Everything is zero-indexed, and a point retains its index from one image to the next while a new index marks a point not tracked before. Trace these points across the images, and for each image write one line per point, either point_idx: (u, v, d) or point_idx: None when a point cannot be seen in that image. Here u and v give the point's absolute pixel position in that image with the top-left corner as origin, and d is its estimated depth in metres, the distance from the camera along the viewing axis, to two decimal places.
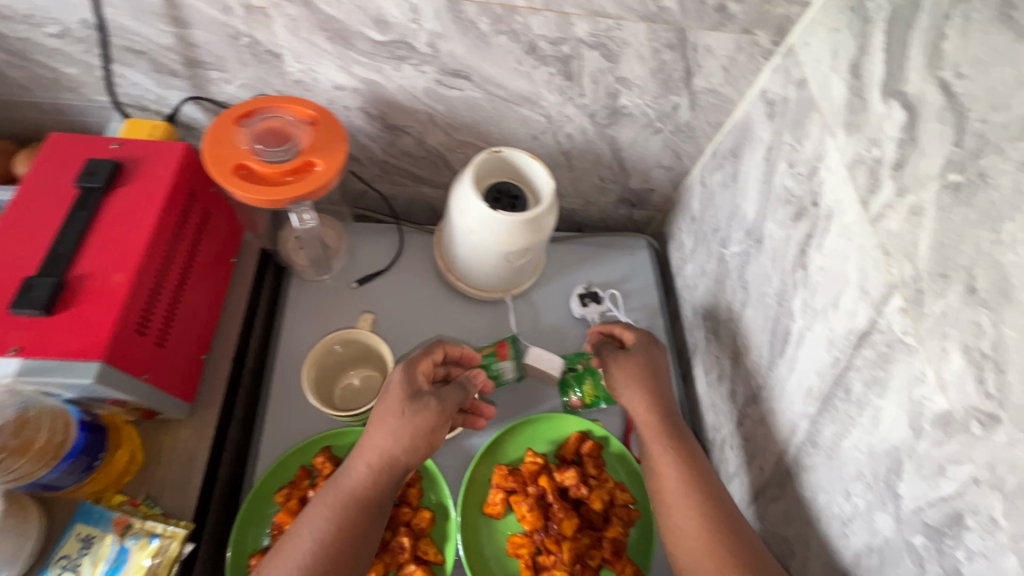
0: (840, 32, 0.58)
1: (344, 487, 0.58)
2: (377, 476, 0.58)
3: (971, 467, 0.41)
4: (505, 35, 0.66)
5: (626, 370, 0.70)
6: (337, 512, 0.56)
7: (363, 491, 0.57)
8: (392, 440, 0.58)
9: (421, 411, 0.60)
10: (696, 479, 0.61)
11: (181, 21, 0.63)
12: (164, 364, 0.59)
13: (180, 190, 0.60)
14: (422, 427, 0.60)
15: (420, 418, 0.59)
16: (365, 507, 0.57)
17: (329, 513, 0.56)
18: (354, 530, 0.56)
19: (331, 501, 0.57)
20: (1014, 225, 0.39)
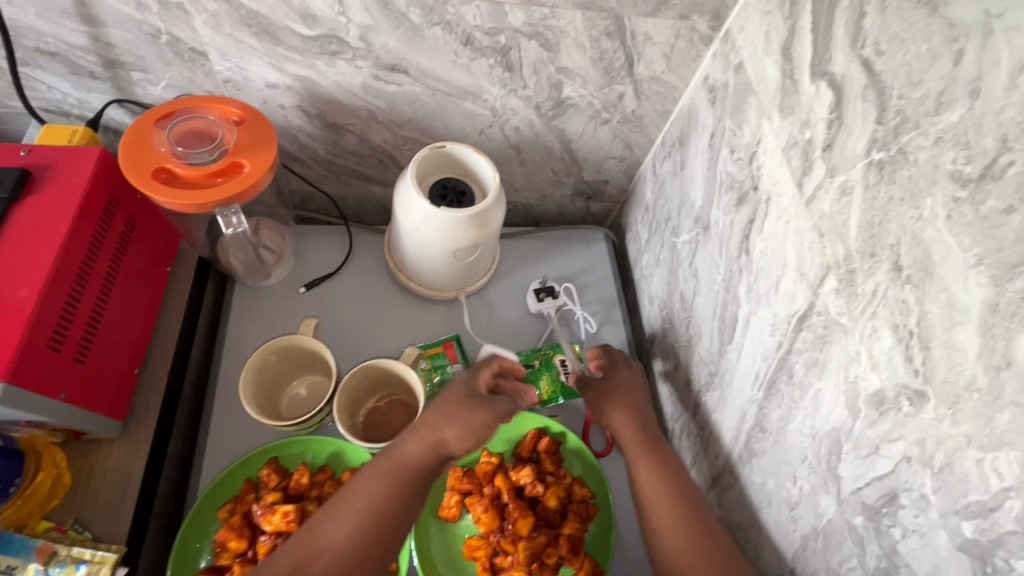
0: (772, 14, 0.57)
1: (400, 459, 0.59)
2: (432, 457, 0.60)
3: (903, 445, 0.41)
4: (438, 27, 0.64)
5: (612, 389, 0.71)
6: (392, 484, 0.57)
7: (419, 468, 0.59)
8: (460, 427, 0.62)
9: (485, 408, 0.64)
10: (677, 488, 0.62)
11: (93, 19, 0.60)
12: (86, 381, 0.56)
13: (96, 197, 0.57)
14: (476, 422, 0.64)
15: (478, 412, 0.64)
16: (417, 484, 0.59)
17: (382, 483, 0.57)
18: (402, 505, 0.57)
19: (386, 472, 0.58)
20: (933, 201, 0.39)
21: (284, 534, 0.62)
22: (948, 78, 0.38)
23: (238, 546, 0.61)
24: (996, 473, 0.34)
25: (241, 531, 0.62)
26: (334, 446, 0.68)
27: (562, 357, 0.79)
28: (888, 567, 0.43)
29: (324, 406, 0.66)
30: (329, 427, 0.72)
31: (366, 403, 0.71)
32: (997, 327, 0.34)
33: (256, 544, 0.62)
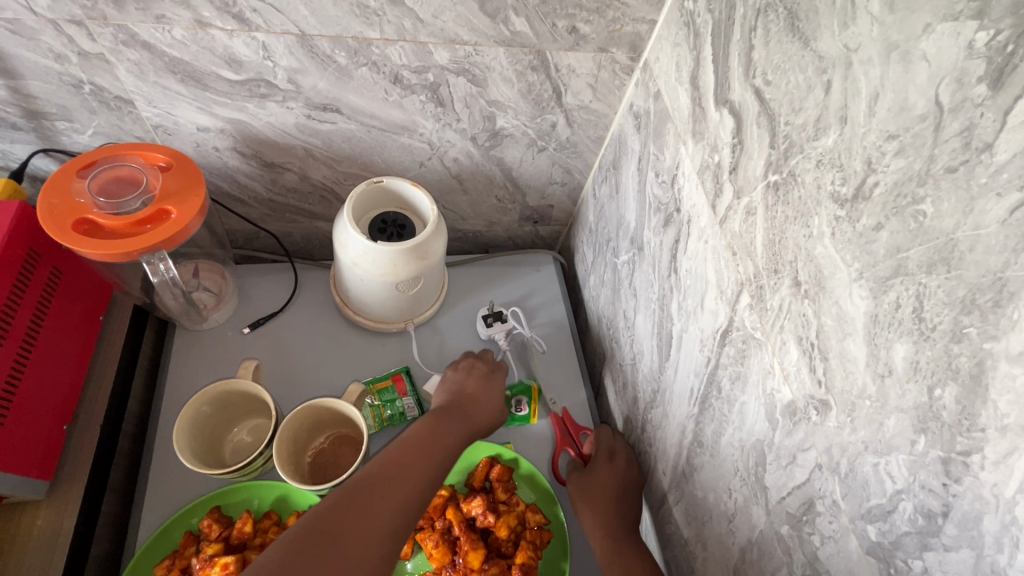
0: (680, 46, 0.60)
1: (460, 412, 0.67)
2: (489, 418, 0.69)
3: (815, 453, 0.43)
4: (365, 67, 0.65)
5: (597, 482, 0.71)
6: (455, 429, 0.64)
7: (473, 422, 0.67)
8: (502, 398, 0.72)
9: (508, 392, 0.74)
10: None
11: (11, 72, 0.60)
12: (4, 443, 0.54)
13: (13, 251, 0.56)
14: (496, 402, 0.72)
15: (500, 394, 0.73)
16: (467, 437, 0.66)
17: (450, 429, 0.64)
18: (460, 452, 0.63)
19: (449, 420, 0.65)
20: (820, 219, 0.41)
21: None
22: (821, 105, 0.41)
23: None
24: (890, 476, 0.36)
25: None
26: (279, 490, 0.66)
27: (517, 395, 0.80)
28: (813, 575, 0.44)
29: (265, 450, 0.65)
30: (275, 470, 0.70)
31: (314, 442, 0.70)
32: (879, 336, 0.36)
33: None
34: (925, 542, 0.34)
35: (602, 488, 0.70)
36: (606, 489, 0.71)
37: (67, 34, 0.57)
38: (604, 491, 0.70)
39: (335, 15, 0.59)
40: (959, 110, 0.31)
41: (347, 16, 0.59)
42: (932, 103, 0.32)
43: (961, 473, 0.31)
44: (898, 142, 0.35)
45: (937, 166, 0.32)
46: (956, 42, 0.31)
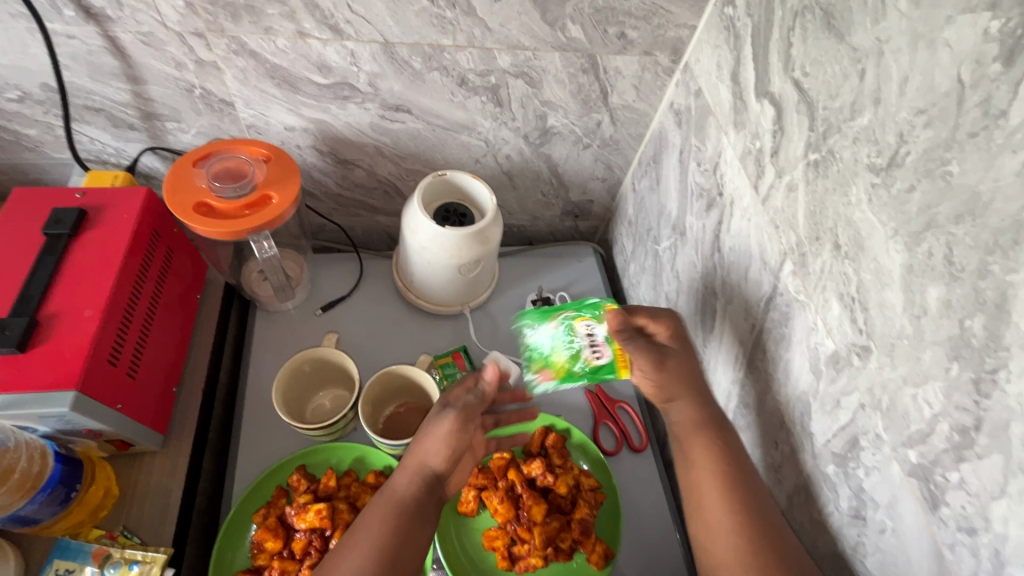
0: (721, 48, 0.67)
1: (393, 497, 0.60)
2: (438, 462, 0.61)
3: (857, 395, 0.48)
4: (437, 71, 0.74)
5: (670, 369, 0.64)
6: (393, 514, 0.59)
7: (415, 500, 0.61)
8: (444, 429, 0.62)
9: (443, 421, 0.62)
10: (734, 459, 0.60)
11: (137, 79, 0.70)
12: (137, 394, 0.62)
13: (143, 230, 0.64)
14: (443, 431, 0.62)
15: (440, 425, 0.62)
16: (422, 515, 0.61)
17: (383, 522, 0.58)
18: (411, 537, 0.59)
19: (393, 499, 0.60)
20: (857, 188, 0.48)
21: (318, 531, 0.67)
22: (857, 90, 0.47)
23: (274, 546, 0.65)
24: (927, 403, 0.42)
25: (276, 531, 0.66)
26: (357, 452, 0.73)
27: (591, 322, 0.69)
28: (859, 505, 0.50)
29: (349, 408, 0.72)
30: (350, 434, 0.77)
31: (384, 409, 0.77)
32: (914, 282, 0.42)
33: (292, 542, 0.67)
34: (961, 456, 0.39)
35: (671, 378, 0.63)
36: (669, 381, 0.64)
37: (189, 45, 0.66)
38: (672, 380, 0.63)
39: (416, 25, 0.68)
40: (978, 85, 0.37)
41: (426, 25, 0.68)
42: (955, 81, 0.39)
43: (990, 389, 0.37)
44: (926, 116, 0.41)
45: (960, 133, 0.38)
46: (974, 29, 0.37)
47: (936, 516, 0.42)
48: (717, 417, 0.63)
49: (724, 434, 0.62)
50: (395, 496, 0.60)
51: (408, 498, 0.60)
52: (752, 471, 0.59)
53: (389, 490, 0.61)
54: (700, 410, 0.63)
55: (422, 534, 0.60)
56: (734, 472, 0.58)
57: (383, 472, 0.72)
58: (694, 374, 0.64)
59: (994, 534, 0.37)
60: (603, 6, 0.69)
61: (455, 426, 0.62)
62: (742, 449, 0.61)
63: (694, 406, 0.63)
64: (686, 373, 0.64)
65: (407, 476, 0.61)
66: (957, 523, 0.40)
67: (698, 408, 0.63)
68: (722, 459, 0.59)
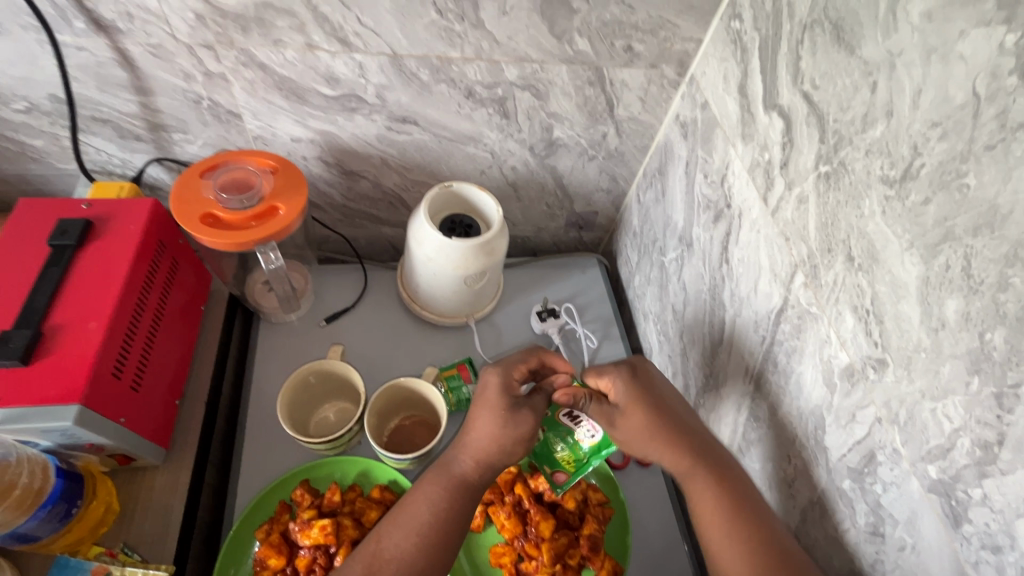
0: (728, 61, 0.67)
1: (458, 480, 0.61)
2: (511, 456, 0.62)
3: (873, 409, 0.48)
4: (444, 83, 0.74)
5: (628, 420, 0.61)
6: (448, 496, 0.60)
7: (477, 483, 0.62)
8: (525, 432, 0.61)
9: (524, 421, 0.61)
10: (737, 497, 0.57)
11: (145, 90, 0.70)
12: (140, 408, 0.61)
13: (149, 242, 0.64)
14: (521, 432, 0.61)
15: (520, 426, 0.61)
16: (475, 497, 0.61)
17: (439, 502, 0.59)
18: (467, 512, 0.60)
19: (447, 482, 0.61)
20: (870, 200, 0.47)
21: (322, 547, 0.66)
22: (869, 102, 0.47)
23: (278, 563, 0.64)
24: (947, 417, 0.41)
25: (280, 547, 0.65)
26: (362, 466, 0.72)
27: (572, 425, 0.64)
28: (876, 521, 0.49)
29: (355, 422, 0.72)
30: (355, 448, 0.76)
31: (389, 423, 0.77)
32: (931, 295, 0.42)
33: (296, 559, 0.65)
34: (983, 471, 0.39)
35: (640, 427, 0.61)
36: (643, 436, 0.61)
37: (198, 57, 0.66)
38: (646, 432, 0.61)
39: (425, 37, 0.68)
40: (994, 98, 0.37)
41: (435, 38, 0.68)
42: (970, 94, 0.39)
43: (1013, 404, 0.36)
44: (940, 128, 0.41)
45: (977, 145, 0.38)
46: (989, 43, 0.37)
47: (958, 533, 0.41)
48: (713, 453, 0.60)
49: (724, 470, 0.59)
50: (461, 480, 0.60)
51: (474, 482, 0.61)
52: (763, 508, 0.57)
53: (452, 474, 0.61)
54: (693, 450, 0.60)
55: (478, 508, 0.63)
56: (740, 510, 0.56)
57: (388, 487, 0.70)
58: (676, 420, 0.62)
59: (1019, 552, 0.37)
60: (610, 20, 0.69)
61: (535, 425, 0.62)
62: (747, 479, 0.59)
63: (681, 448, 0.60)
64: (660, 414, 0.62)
65: (476, 463, 0.61)
66: (981, 540, 0.39)
67: (692, 448, 0.60)
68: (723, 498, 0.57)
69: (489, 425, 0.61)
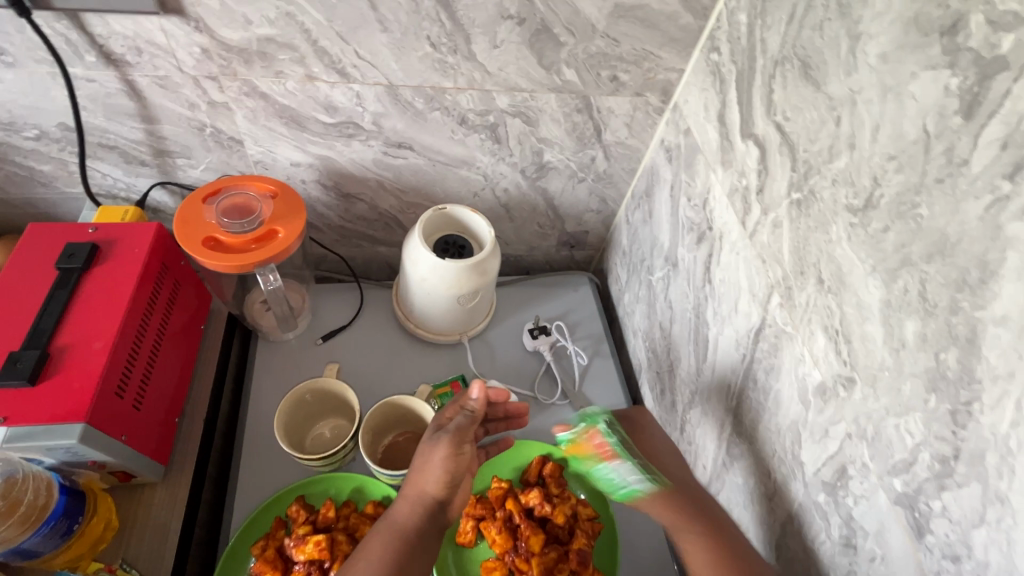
0: (708, 91, 0.71)
1: (391, 527, 0.62)
2: (435, 487, 0.62)
3: (844, 425, 0.50)
4: (438, 111, 0.77)
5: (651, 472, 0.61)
6: (386, 542, 0.61)
7: (414, 528, 0.62)
8: (437, 456, 0.63)
9: (434, 445, 0.64)
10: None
11: (152, 118, 0.73)
12: (141, 426, 0.63)
13: (152, 265, 0.66)
14: (434, 459, 0.63)
15: (432, 452, 0.63)
16: (417, 541, 0.61)
17: (381, 549, 0.60)
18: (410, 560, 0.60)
19: (387, 529, 0.62)
20: (836, 227, 0.50)
21: (316, 562, 0.67)
22: (833, 135, 0.50)
23: None
24: (909, 433, 0.43)
25: (276, 562, 0.66)
26: (356, 482, 0.74)
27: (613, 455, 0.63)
28: (849, 533, 0.51)
29: (349, 439, 0.74)
30: (349, 464, 0.78)
31: (384, 439, 0.78)
32: (893, 316, 0.44)
33: (291, 574, 0.67)
34: (942, 484, 0.41)
35: (658, 486, 0.61)
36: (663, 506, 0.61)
37: (203, 88, 0.70)
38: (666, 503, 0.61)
39: (419, 69, 0.71)
40: (942, 136, 0.40)
41: (429, 70, 0.72)
42: (921, 130, 0.42)
43: (966, 420, 0.39)
44: (897, 162, 0.44)
45: (928, 178, 0.41)
46: (936, 85, 0.40)
47: (922, 544, 0.43)
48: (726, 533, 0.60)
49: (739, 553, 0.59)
50: (394, 526, 0.62)
51: (406, 523, 0.62)
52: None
53: (388, 520, 0.62)
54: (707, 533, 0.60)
55: (427, 560, 0.62)
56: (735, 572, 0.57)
57: (381, 503, 0.72)
58: (689, 497, 0.62)
59: (976, 561, 0.39)
60: (596, 52, 0.73)
61: (450, 447, 0.63)
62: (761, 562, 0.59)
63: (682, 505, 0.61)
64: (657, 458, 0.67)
65: (405, 505, 0.63)
66: (942, 551, 0.41)
67: (707, 528, 0.60)
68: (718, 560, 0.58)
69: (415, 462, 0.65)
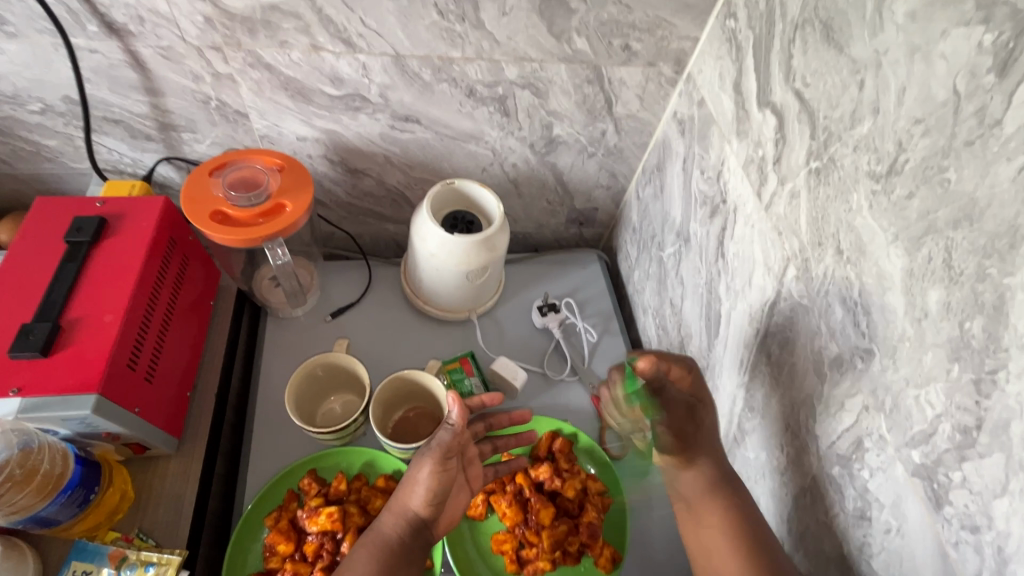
0: (723, 59, 0.69)
1: (377, 537, 0.61)
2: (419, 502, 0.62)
3: (861, 397, 0.49)
4: (446, 82, 0.76)
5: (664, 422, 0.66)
6: (370, 556, 0.60)
7: (399, 540, 0.61)
8: (422, 473, 0.62)
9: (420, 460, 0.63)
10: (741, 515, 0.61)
11: (156, 91, 0.72)
12: (154, 399, 0.63)
13: (161, 239, 0.66)
14: (419, 475, 0.63)
15: (418, 467, 0.63)
16: (402, 555, 0.61)
17: (364, 561, 0.59)
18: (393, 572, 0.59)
19: (371, 542, 0.61)
20: (858, 195, 0.49)
21: (329, 534, 0.68)
22: (857, 100, 0.48)
23: (286, 549, 0.66)
24: (930, 404, 0.43)
25: (289, 534, 0.67)
26: (368, 456, 0.74)
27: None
28: (864, 506, 0.50)
29: (360, 413, 0.74)
30: (360, 439, 0.79)
31: (394, 414, 0.78)
32: (915, 286, 0.43)
33: (304, 545, 0.68)
34: (963, 455, 0.40)
35: (674, 434, 0.65)
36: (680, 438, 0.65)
37: (207, 59, 0.68)
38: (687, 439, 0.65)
39: (426, 38, 0.70)
40: (973, 95, 0.39)
41: (436, 39, 0.70)
42: (951, 91, 0.40)
43: (991, 389, 0.38)
44: (924, 125, 0.42)
45: (957, 141, 0.40)
46: (968, 42, 0.39)
47: (940, 515, 0.42)
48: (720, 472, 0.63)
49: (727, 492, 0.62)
50: (378, 537, 0.61)
51: (391, 536, 0.61)
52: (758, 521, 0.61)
53: (374, 531, 0.62)
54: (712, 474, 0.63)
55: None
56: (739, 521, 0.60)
57: (393, 476, 0.73)
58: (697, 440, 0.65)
59: (996, 531, 0.38)
60: (608, 20, 0.71)
61: (434, 463, 0.63)
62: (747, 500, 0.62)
63: (699, 467, 0.63)
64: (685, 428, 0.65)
65: (392, 517, 0.62)
66: (961, 521, 0.41)
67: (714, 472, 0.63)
68: (736, 520, 0.60)
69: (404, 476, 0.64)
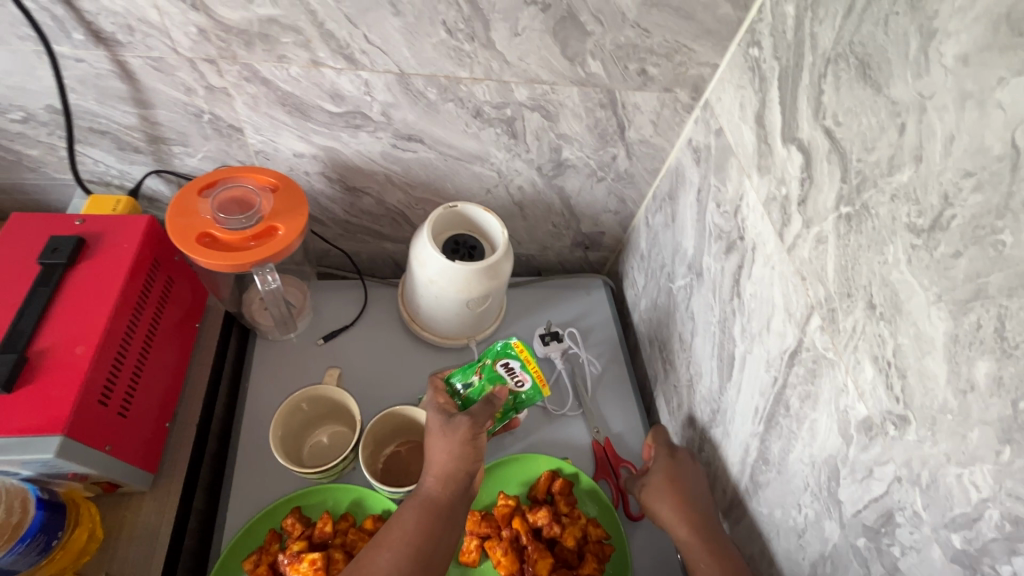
0: (745, 88, 0.65)
1: (425, 499, 0.61)
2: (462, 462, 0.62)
3: (893, 466, 0.45)
4: (452, 102, 0.72)
5: (654, 491, 0.71)
6: (423, 518, 0.60)
7: (446, 501, 0.61)
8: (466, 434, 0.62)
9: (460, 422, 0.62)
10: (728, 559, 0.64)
11: (145, 102, 0.68)
12: (127, 433, 0.59)
13: (143, 260, 0.62)
14: (462, 437, 0.63)
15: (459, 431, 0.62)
16: (450, 515, 0.61)
17: (416, 522, 0.59)
18: (446, 531, 0.60)
19: (419, 502, 0.61)
20: (895, 248, 0.45)
21: None
22: (895, 145, 0.45)
23: None
24: (974, 485, 0.39)
25: None
26: (355, 494, 0.70)
27: (502, 361, 0.65)
28: None
29: (349, 450, 0.70)
30: (349, 474, 0.74)
31: (385, 450, 0.74)
32: (960, 354, 0.40)
33: None
34: (1013, 547, 0.36)
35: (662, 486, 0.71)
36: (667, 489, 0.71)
37: (200, 71, 0.65)
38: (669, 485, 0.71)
39: (433, 57, 0.66)
40: None
41: (443, 58, 0.66)
42: (1009, 145, 0.37)
43: None
44: (975, 178, 0.39)
45: (1015, 201, 0.36)
46: None
47: None
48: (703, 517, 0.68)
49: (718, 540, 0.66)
50: (427, 498, 0.61)
51: (439, 498, 0.61)
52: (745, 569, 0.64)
53: (421, 492, 0.61)
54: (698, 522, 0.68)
55: (456, 532, 0.61)
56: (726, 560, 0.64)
57: (381, 517, 0.68)
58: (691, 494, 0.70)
59: None
60: (625, 43, 0.67)
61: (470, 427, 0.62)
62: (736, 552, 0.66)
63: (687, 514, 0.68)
64: (681, 486, 0.71)
65: (438, 479, 0.61)
66: None
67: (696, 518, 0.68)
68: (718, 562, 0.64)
69: (438, 442, 0.63)
